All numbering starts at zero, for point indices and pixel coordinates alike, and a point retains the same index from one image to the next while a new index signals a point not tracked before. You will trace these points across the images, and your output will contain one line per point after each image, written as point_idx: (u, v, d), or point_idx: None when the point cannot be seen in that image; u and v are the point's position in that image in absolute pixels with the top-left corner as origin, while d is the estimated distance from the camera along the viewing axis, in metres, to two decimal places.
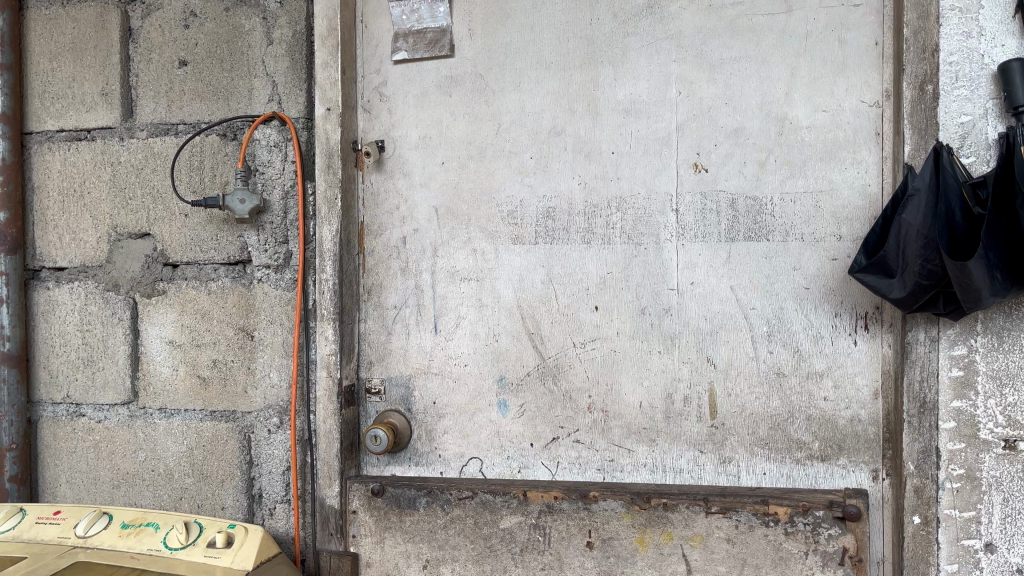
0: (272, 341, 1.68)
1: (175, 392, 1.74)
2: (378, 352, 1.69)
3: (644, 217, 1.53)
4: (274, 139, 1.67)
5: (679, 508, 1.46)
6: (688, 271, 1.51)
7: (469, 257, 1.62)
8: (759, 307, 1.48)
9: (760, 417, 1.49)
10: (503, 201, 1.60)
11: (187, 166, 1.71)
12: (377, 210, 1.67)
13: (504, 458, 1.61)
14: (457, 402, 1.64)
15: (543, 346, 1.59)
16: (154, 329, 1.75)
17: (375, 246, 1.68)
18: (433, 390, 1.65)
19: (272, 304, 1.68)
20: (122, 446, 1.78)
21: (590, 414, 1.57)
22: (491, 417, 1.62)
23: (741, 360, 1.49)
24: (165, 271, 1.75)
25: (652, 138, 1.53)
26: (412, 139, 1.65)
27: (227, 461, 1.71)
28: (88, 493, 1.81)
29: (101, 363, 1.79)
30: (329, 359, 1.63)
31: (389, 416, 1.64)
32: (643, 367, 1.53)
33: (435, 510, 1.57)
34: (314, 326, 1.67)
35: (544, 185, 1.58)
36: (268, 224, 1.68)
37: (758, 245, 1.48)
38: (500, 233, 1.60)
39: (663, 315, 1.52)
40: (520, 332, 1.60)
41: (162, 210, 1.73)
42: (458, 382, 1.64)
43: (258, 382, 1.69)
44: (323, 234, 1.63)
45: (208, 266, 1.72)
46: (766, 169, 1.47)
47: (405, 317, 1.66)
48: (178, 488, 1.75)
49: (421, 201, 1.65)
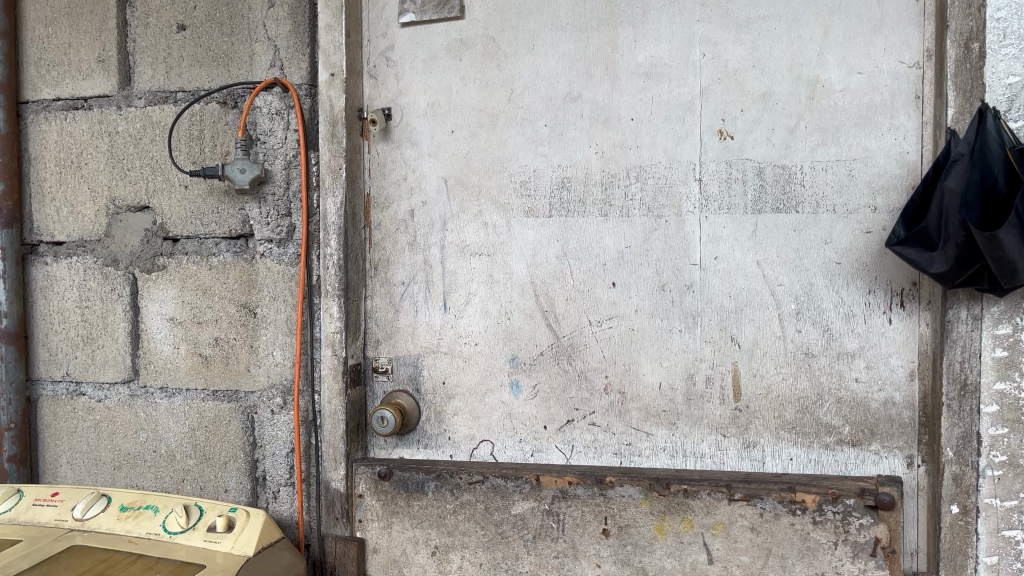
0: (275, 319, 1.62)
1: (177, 371, 1.69)
2: (384, 331, 1.61)
3: (665, 188, 1.44)
4: (275, 106, 1.59)
5: (701, 496, 1.38)
6: (712, 244, 1.42)
7: (480, 231, 1.54)
8: (787, 282, 1.39)
9: (786, 400, 1.40)
10: (516, 171, 1.52)
11: (187, 135, 1.63)
12: (384, 181, 1.60)
13: (516, 441, 1.54)
14: (467, 382, 1.57)
15: (557, 326, 1.51)
16: (154, 306, 1.70)
17: (382, 220, 1.60)
18: (443, 370, 1.58)
19: (275, 280, 1.61)
20: (124, 426, 1.73)
21: (607, 395, 1.49)
22: (502, 399, 1.55)
23: (768, 340, 1.41)
24: (164, 245, 1.68)
25: (673, 103, 1.43)
26: (420, 106, 1.57)
27: (230, 443, 1.66)
28: (89, 473, 1.76)
29: (101, 340, 1.73)
30: (333, 338, 1.56)
31: (397, 397, 1.58)
32: (662, 347, 1.45)
33: (445, 495, 1.51)
34: (319, 302, 1.59)
35: (559, 154, 1.50)
36: (270, 195, 1.60)
37: (786, 217, 1.39)
38: (512, 205, 1.53)
39: (684, 292, 1.44)
40: (534, 309, 1.52)
41: (161, 182, 1.66)
42: (468, 362, 1.56)
43: (261, 361, 1.63)
44: (327, 206, 1.55)
45: (208, 240, 1.66)
46: (795, 136, 1.38)
47: (412, 294, 1.59)
48: (181, 470, 1.70)
49: (430, 171, 1.57)
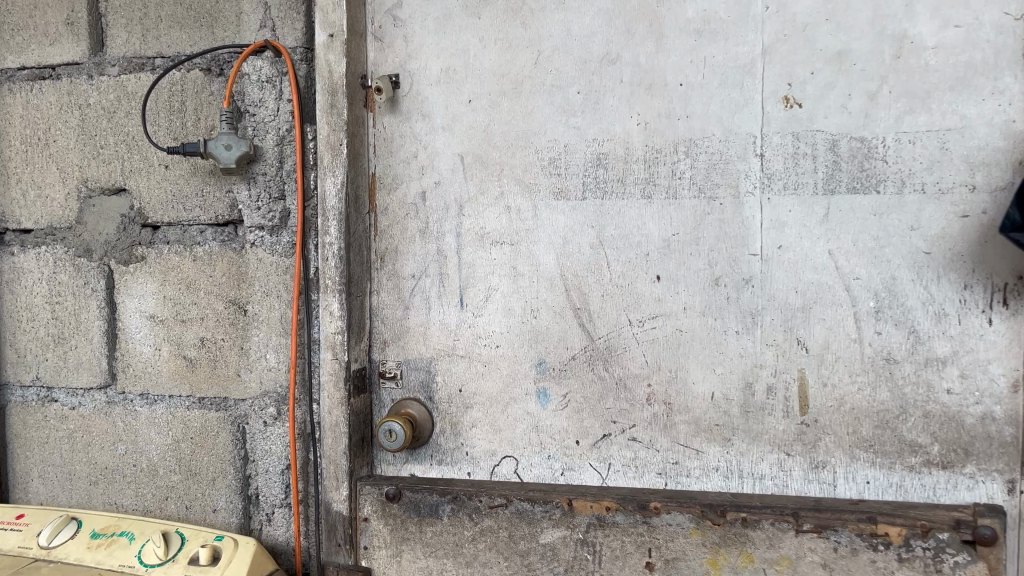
0: (268, 317, 1.42)
1: (159, 376, 1.50)
2: (392, 331, 1.41)
3: (719, 165, 1.23)
4: (266, 73, 1.37)
5: (763, 526, 1.18)
6: (775, 231, 1.22)
7: (501, 216, 1.34)
8: (865, 276, 1.18)
9: (863, 413, 1.20)
10: (544, 147, 1.31)
11: (167, 107, 1.43)
12: (391, 159, 1.39)
13: (544, 458, 1.34)
14: (487, 390, 1.36)
15: (592, 327, 1.30)
16: (133, 302, 1.50)
17: (389, 204, 1.40)
18: (460, 375, 1.38)
19: (268, 273, 1.41)
20: (100, 437, 1.54)
21: (650, 407, 1.28)
22: (528, 410, 1.34)
23: (841, 344, 1.20)
24: (143, 233, 1.48)
25: (730, 66, 1.22)
26: (432, 72, 1.36)
27: (218, 457, 1.47)
28: (62, 489, 1.57)
29: (74, 341, 1.54)
30: (334, 339, 1.36)
31: (407, 406, 1.39)
32: (715, 351, 1.25)
33: (462, 520, 1.31)
34: (316, 299, 1.39)
35: (595, 126, 1.29)
36: (261, 175, 1.39)
37: (865, 199, 1.18)
38: (539, 186, 1.32)
39: (742, 287, 1.23)
40: (565, 306, 1.31)
41: (138, 162, 1.46)
42: (488, 367, 1.36)
43: (253, 365, 1.44)
44: (326, 187, 1.35)
45: (192, 228, 1.46)
46: (876, 102, 1.17)
47: (424, 289, 1.39)
48: (164, 487, 1.51)
49: (444, 148, 1.36)
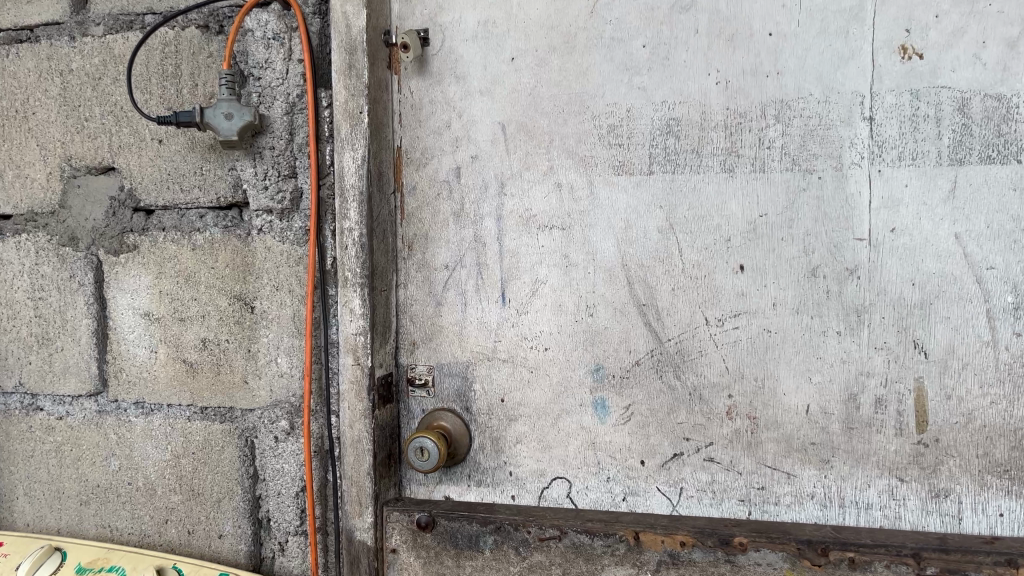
0: (279, 315, 1.23)
1: (156, 382, 1.31)
2: (422, 330, 1.21)
3: (817, 131, 1.02)
4: (273, 28, 1.17)
5: (874, 568, 0.98)
6: (888, 211, 1.00)
7: (551, 195, 1.13)
8: (1001, 265, 0.97)
9: (996, 432, 0.99)
10: (602, 112, 1.10)
11: (160, 72, 1.23)
12: (420, 130, 1.19)
13: (602, 481, 1.14)
14: (534, 400, 1.16)
15: (660, 327, 1.10)
16: (124, 297, 1.31)
17: (418, 182, 1.20)
18: (502, 383, 1.18)
19: (278, 265, 1.21)
20: (91, 451, 1.35)
21: (730, 422, 1.08)
22: (583, 424, 1.14)
23: (970, 348, 0.98)
24: (135, 219, 1.29)
25: (832, 9, 1.00)
26: (467, 26, 1.15)
27: (223, 475, 1.28)
28: (50, 509, 1.39)
29: (60, 342, 1.35)
30: (355, 342, 1.16)
31: (439, 418, 1.19)
32: (812, 356, 1.04)
33: (507, 554, 1.12)
34: (333, 294, 1.19)
35: (664, 86, 1.07)
36: (267, 149, 1.19)
37: (1002, 170, 0.96)
38: (596, 160, 1.11)
39: (845, 279, 1.02)
40: (628, 302, 1.11)
41: (128, 136, 1.27)
42: (535, 373, 1.16)
43: (262, 370, 1.24)
44: (344, 163, 1.14)
45: (191, 212, 1.27)
46: (1019, 50, 0.94)
47: (460, 282, 1.18)
48: (163, 508, 1.32)
49: (481, 116, 1.16)
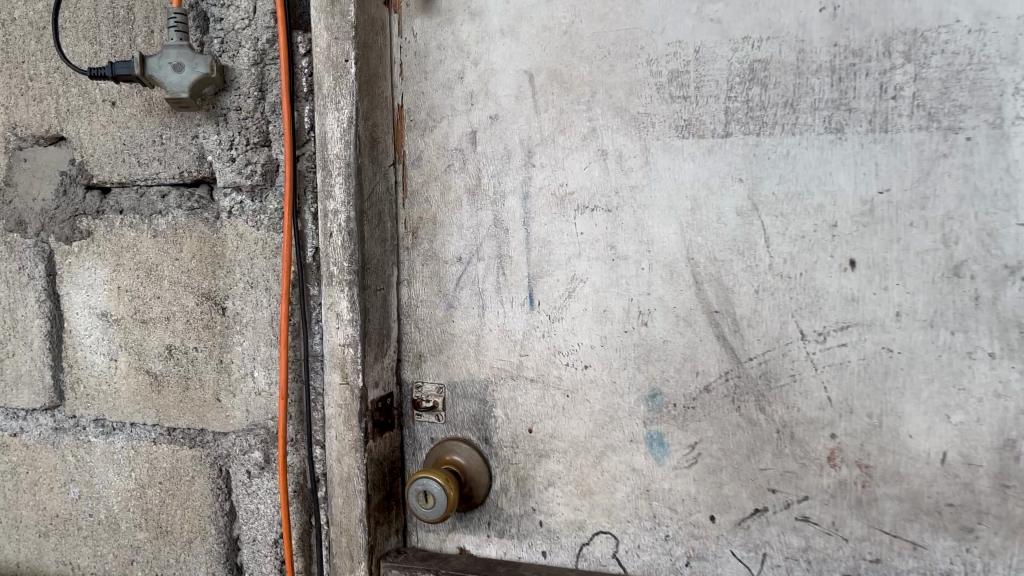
0: (254, 319, 0.99)
1: (116, 396, 1.08)
2: (430, 340, 0.96)
3: (967, 72, 0.72)
4: None
5: None
6: None
7: (593, 166, 0.86)
8: None
9: None
10: (661, 55, 0.82)
11: (110, 17, 1.00)
12: (425, 85, 0.93)
13: (659, 539, 0.88)
14: (571, 432, 0.90)
15: (739, 342, 0.82)
16: (78, 294, 1.08)
17: (424, 152, 0.94)
18: (530, 409, 0.92)
19: (251, 256, 0.97)
20: (48, 476, 1.14)
21: (833, 471, 0.80)
22: (634, 465, 0.88)
23: None
24: (88, 199, 1.06)
25: None
26: None
27: (194, 512, 1.05)
28: (7, 541, 1.19)
29: (10, 346, 1.13)
30: (343, 355, 0.91)
31: (451, 453, 0.94)
32: (951, 388, 0.75)
33: None
34: (315, 294, 0.94)
35: (746, 16, 0.79)
36: (233, 111, 0.95)
37: None
38: (653, 118, 0.83)
39: (1004, 281, 0.73)
40: (695, 309, 0.83)
41: (77, 98, 1.04)
42: (572, 398, 0.90)
43: (236, 386, 1.01)
44: (326, 127, 0.89)
45: (151, 191, 1.03)
46: None
47: (477, 280, 0.93)
48: (128, 547, 1.10)
49: (503, 64, 0.89)
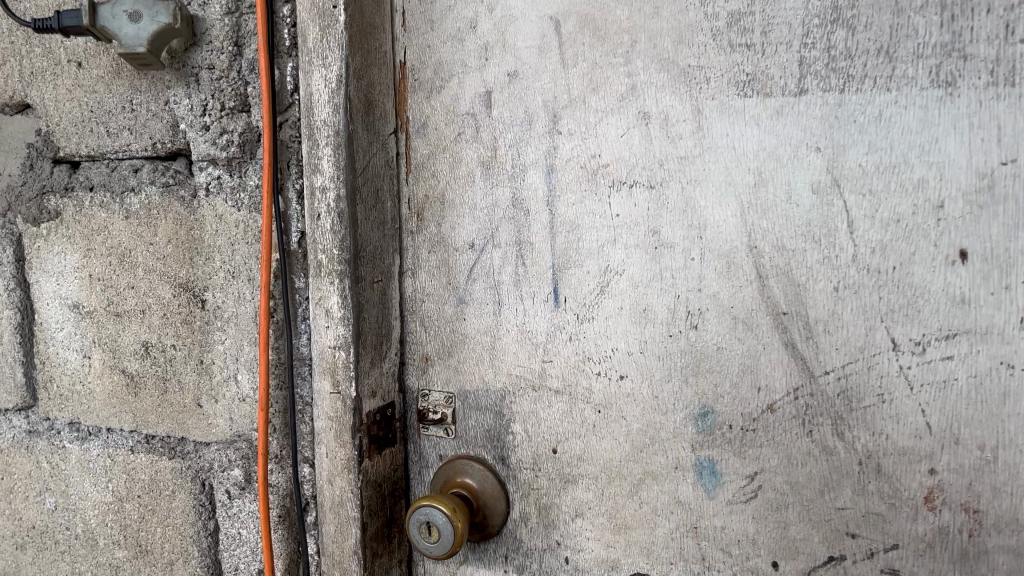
0: (238, 313, 0.85)
1: (90, 398, 0.96)
2: (438, 341, 0.82)
3: None
4: None
5: None
6: None
7: (632, 133, 0.70)
8: None
9: None
10: None
11: None
12: (431, 37, 0.78)
13: None
14: (603, 455, 0.75)
15: (812, 351, 0.66)
16: (48, 282, 0.95)
17: (429, 118, 0.79)
18: (554, 425, 0.77)
19: (235, 241, 0.84)
20: (21, 484, 1.02)
21: (930, 516, 0.64)
22: (680, 498, 0.73)
23: None
24: (58, 175, 0.94)
25: None
26: None
27: (176, 531, 0.92)
28: None
29: None
30: (333, 360, 0.77)
31: (461, 475, 0.81)
32: None
33: None
34: (300, 286, 0.80)
35: None
36: (204, 71, 0.82)
37: None
38: (707, 73, 0.67)
39: None
40: (758, 310, 0.67)
41: (41, 58, 0.90)
42: (604, 415, 0.75)
43: (219, 390, 0.88)
44: (312, 87, 0.74)
45: (123, 165, 0.90)
46: None
47: (492, 271, 0.78)
48: (107, 566, 0.98)
49: (523, 9, 0.73)
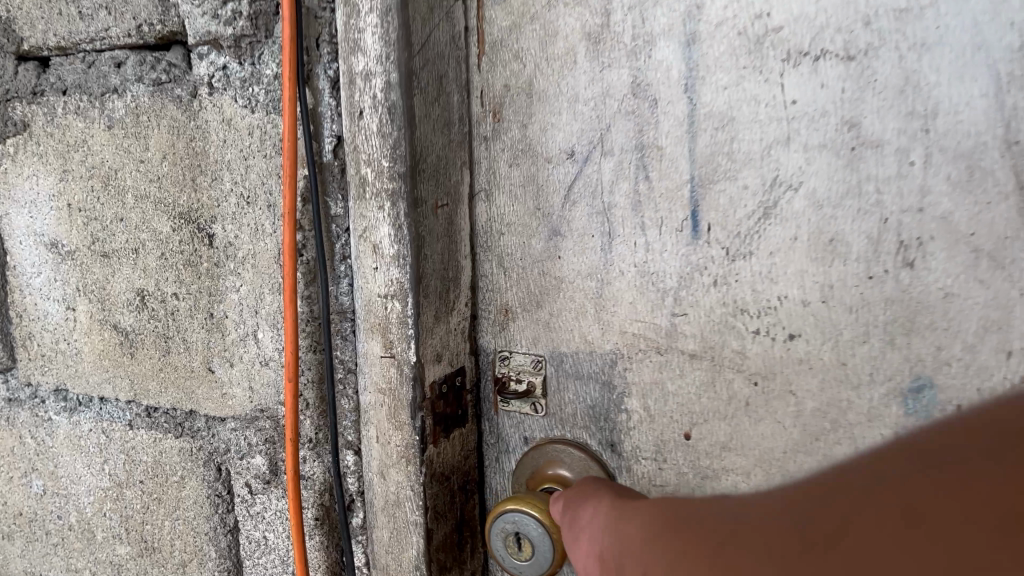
0: (255, 251, 0.65)
1: (77, 360, 0.76)
2: (524, 287, 0.61)
3: None
4: None
5: None
6: None
7: None
8: None
9: None
10: None
11: None
12: None
13: None
14: (759, 444, 0.55)
15: None
16: (20, 215, 0.75)
17: None
18: (688, 401, 0.56)
19: (248, 154, 0.63)
20: (5, 463, 0.83)
21: None
22: None
23: None
24: (26, 76, 0.73)
25: None
26: None
27: (187, 526, 0.74)
28: None
29: None
30: (384, 313, 0.56)
31: (556, 467, 0.61)
32: None
33: None
34: (336, 213, 0.59)
35: None
36: None
37: None
38: None
39: None
40: (1015, 238, 0.45)
41: None
42: (762, 388, 0.54)
43: (235, 352, 0.68)
44: None
45: (105, 58, 0.69)
46: None
47: (599, 188, 0.56)
48: (107, 564, 0.80)
49: None
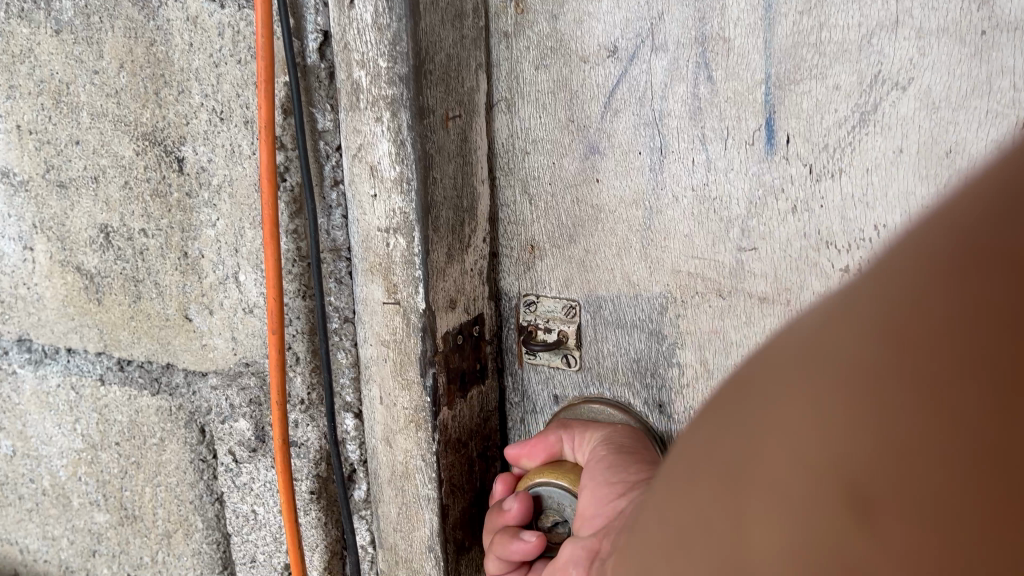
0: (233, 179, 0.55)
1: (39, 308, 0.66)
2: (553, 217, 0.51)
3: None
4: None
5: None
6: None
7: None
8: None
9: None
10: None
11: None
12: None
13: None
14: None
15: None
16: None
17: None
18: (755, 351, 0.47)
19: (220, 60, 0.52)
20: None
21: None
22: None
23: None
24: None
25: None
26: None
27: (171, 492, 0.65)
28: None
29: None
30: (386, 250, 0.46)
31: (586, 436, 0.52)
32: None
33: None
34: (325, 130, 0.48)
35: None
36: None
37: None
38: None
39: None
40: None
41: None
42: None
43: (215, 297, 0.58)
44: None
45: None
46: None
47: (651, 95, 0.46)
48: (86, 532, 0.72)
49: None
